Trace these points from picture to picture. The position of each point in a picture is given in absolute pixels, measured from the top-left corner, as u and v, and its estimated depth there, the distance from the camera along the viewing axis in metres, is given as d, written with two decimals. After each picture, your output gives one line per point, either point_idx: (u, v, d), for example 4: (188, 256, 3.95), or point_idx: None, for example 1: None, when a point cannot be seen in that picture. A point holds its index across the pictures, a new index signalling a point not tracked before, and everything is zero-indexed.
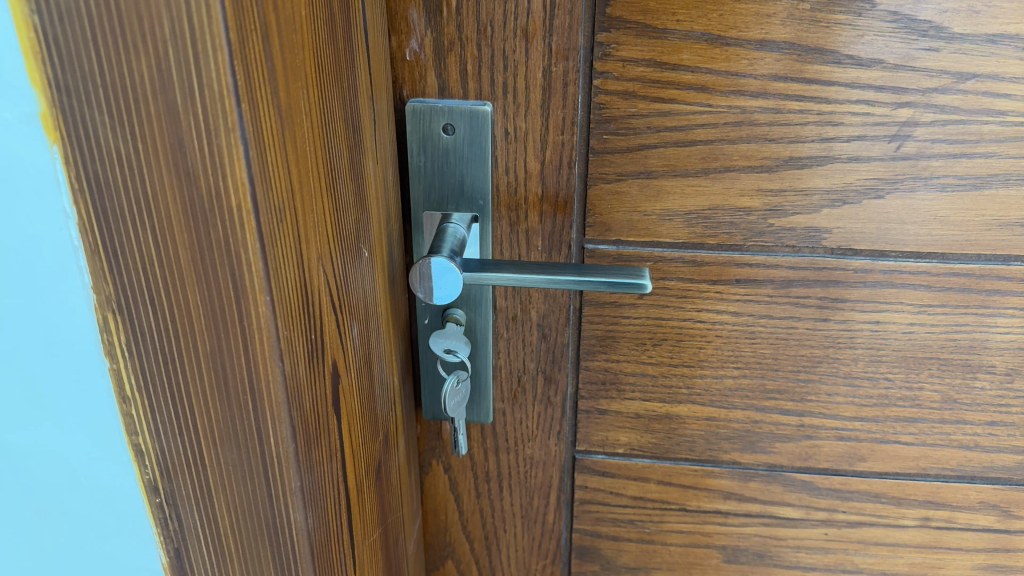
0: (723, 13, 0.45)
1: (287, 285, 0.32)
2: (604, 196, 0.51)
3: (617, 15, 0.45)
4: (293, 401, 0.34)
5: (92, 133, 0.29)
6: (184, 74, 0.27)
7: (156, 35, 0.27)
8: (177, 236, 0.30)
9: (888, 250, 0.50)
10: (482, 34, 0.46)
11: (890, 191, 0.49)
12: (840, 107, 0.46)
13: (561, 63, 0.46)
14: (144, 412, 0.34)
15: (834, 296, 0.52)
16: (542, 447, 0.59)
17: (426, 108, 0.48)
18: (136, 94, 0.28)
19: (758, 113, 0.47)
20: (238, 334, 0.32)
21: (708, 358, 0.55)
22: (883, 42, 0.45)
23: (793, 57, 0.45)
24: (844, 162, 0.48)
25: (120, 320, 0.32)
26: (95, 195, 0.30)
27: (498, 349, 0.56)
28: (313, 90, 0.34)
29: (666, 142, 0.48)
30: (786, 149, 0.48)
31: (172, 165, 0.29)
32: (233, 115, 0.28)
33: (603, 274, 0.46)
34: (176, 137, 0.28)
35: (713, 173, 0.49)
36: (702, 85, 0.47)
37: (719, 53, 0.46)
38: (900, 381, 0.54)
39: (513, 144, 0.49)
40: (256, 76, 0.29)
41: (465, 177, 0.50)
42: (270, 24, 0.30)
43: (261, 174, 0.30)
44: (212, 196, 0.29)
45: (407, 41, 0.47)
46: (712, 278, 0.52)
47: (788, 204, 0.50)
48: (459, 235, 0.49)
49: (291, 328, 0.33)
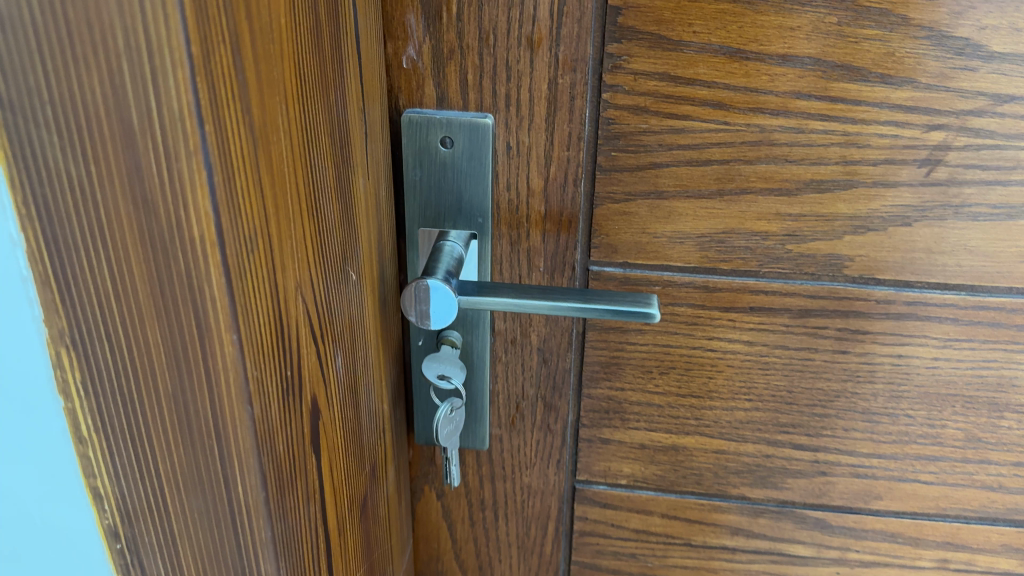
0: (743, 25, 0.42)
1: (258, 321, 0.30)
2: (610, 216, 0.48)
3: (629, 24, 0.42)
4: (265, 446, 0.31)
5: (39, 156, 0.25)
6: (140, 91, 0.24)
7: (109, 46, 0.24)
8: (135, 268, 0.27)
9: (913, 281, 0.47)
10: (484, 42, 0.43)
11: (918, 219, 0.45)
12: (867, 128, 0.43)
13: (568, 74, 0.43)
14: (102, 454, 0.31)
15: (853, 327, 0.49)
16: (541, 476, 0.56)
17: (423, 119, 0.45)
18: (86, 109, 0.25)
19: (779, 132, 0.44)
20: (202, 378, 0.29)
21: (719, 389, 0.52)
22: (916, 59, 0.41)
23: (818, 73, 0.42)
24: (870, 187, 0.45)
25: (75, 356, 0.29)
26: (46, 222, 0.27)
27: (495, 373, 0.53)
28: (293, 105, 0.31)
29: (679, 160, 0.45)
30: (807, 171, 0.45)
31: (129, 193, 0.26)
32: (194, 138, 0.25)
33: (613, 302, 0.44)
34: (133, 161, 0.25)
35: (728, 195, 0.46)
36: (719, 101, 0.43)
37: (738, 67, 0.42)
38: (921, 418, 0.51)
39: (514, 159, 0.46)
40: (222, 93, 0.26)
41: (463, 194, 0.47)
42: (243, 36, 0.27)
43: (228, 202, 0.27)
44: (171, 226, 0.26)
45: (404, 47, 0.44)
46: (725, 305, 0.49)
47: (808, 230, 0.46)
48: (458, 253, 0.46)
49: (262, 368, 0.30)
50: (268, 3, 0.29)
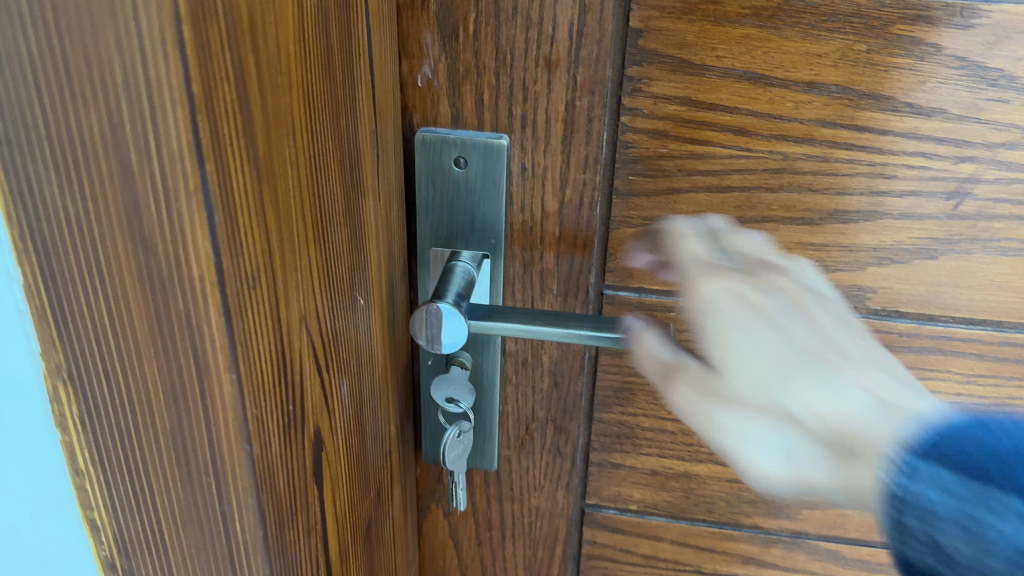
0: (769, 50, 0.40)
1: (260, 358, 0.29)
2: (627, 240, 0.46)
3: (650, 47, 0.41)
4: (264, 484, 0.30)
5: (36, 191, 0.25)
6: (139, 130, 0.23)
7: (106, 83, 0.23)
8: (134, 306, 0.26)
9: (938, 314, 0.46)
10: (501, 63, 0.42)
11: (945, 252, 0.44)
12: (894, 158, 0.42)
13: (586, 96, 0.42)
14: (100, 487, 0.30)
15: None
16: (549, 499, 0.55)
17: (437, 138, 0.44)
18: (84, 147, 0.24)
19: (802, 160, 0.43)
20: (201, 416, 0.28)
21: None
22: (947, 89, 0.40)
23: (845, 101, 0.41)
24: (895, 218, 0.43)
25: (72, 390, 0.28)
26: (43, 258, 0.26)
27: (505, 395, 0.52)
28: (301, 134, 0.30)
29: (698, 186, 0.44)
30: (831, 201, 0.43)
31: (128, 231, 0.25)
32: (194, 178, 0.24)
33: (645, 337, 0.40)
34: (131, 199, 0.24)
35: (749, 222, 0.45)
36: (741, 127, 0.42)
37: (762, 93, 0.41)
38: None
39: (530, 180, 0.45)
40: (225, 130, 0.25)
41: (477, 214, 0.46)
42: (248, 69, 0.26)
43: (229, 240, 0.26)
44: (170, 265, 0.25)
45: (419, 66, 0.43)
46: None
47: (830, 260, 0.45)
48: (467, 271, 0.46)
49: (263, 405, 0.29)
50: (275, 32, 0.27)
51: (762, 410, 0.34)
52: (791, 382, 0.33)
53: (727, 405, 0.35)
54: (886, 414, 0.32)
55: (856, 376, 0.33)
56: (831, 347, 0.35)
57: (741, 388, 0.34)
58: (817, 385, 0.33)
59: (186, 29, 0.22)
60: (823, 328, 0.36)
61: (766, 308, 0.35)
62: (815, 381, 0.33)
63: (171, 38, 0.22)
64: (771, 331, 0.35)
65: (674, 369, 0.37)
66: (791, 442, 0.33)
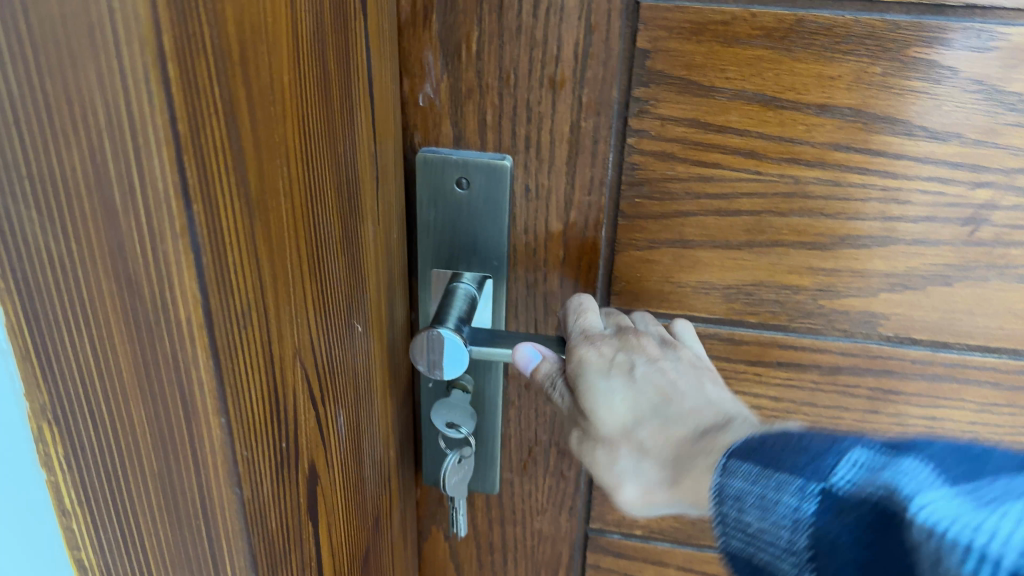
0: (780, 72, 0.39)
1: (250, 399, 0.28)
2: (633, 263, 0.45)
3: (658, 68, 0.40)
4: (255, 527, 0.29)
5: (18, 231, 0.24)
6: (123, 169, 0.22)
7: (88, 121, 0.22)
8: (119, 348, 0.25)
9: (952, 342, 0.44)
10: (504, 83, 0.41)
11: (960, 279, 0.43)
12: (908, 183, 0.41)
13: (591, 117, 0.41)
14: (88, 527, 0.30)
15: (886, 388, 0.46)
16: (552, 521, 0.54)
17: (438, 158, 0.43)
18: (66, 185, 0.23)
19: (814, 184, 0.41)
20: (188, 458, 0.27)
21: None
22: (964, 113, 0.39)
23: (857, 125, 0.40)
24: (909, 244, 0.42)
25: (57, 432, 0.27)
26: (26, 297, 0.25)
27: (508, 417, 0.51)
28: (296, 166, 0.30)
29: (706, 210, 0.43)
30: (843, 226, 0.42)
31: (112, 272, 0.24)
32: (181, 219, 0.23)
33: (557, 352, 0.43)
34: (115, 240, 0.23)
35: (758, 247, 0.44)
36: (751, 150, 0.41)
37: (773, 116, 0.40)
38: None
39: (534, 202, 0.44)
40: (214, 168, 0.24)
41: (478, 236, 0.45)
42: (239, 103, 0.25)
43: (217, 280, 0.25)
44: (156, 307, 0.24)
45: (420, 85, 0.42)
46: (751, 358, 0.47)
47: (842, 285, 0.44)
48: (468, 292, 0.45)
49: (254, 446, 0.28)
50: (269, 62, 0.26)
51: (621, 446, 0.39)
52: (636, 419, 0.38)
53: (598, 447, 0.40)
54: (689, 438, 0.35)
55: (684, 412, 0.37)
56: (670, 386, 0.39)
57: (606, 431, 0.39)
58: (653, 416, 0.38)
59: (170, 65, 0.21)
60: (661, 368, 0.40)
61: (624, 359, 0.40)
62: (652, 414, 0.38)
63: (155, 76, 0.21)
64: (624, 384, 0.39)
65: (573, 417, 0.42)
66: (642, 469, 0.38)
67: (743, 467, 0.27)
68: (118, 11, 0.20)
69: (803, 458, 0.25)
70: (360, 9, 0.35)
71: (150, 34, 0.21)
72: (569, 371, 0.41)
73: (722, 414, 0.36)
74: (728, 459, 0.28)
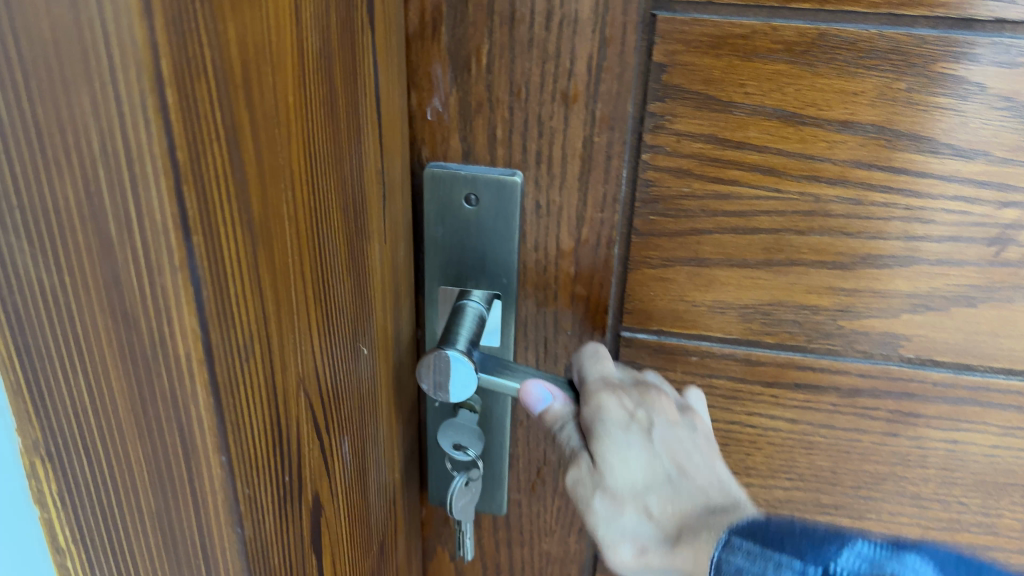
0: (801, 87, 0.38)
1: (251, 435, 0.26)
2: (646, 281, 0.44)
3: (674, 82, 0.39)
4: (257, 567, 0.28)
5: (8, 262, 0.22)
6: (119, 199, 0.21)
7: (81, 149, 0.21)
8: (115, 384, 0.24)
9: (975, 364, 0.43)
10: (515, 97, 0.40)
11: (984, 300, 0.41)
12: (932, 202, 0.39)
13: (605, 133, 0.40)
14: (82, 566, 0.28)
15: (906, 410, 0.45)
16: (560, 543, 0.53)
17: (447, 174, 0.42)
18: (59, 216, 0.22)
19: (835, 202, 0.40)
20: (187, 498, 0.26)
21: (757, 467, 0.48)
22: (991, 131, 0.37)
23: (880, 142, 0.38)
24: (932, 264, 0.41)
25: (51, 469, 0.26)
26: (18, 331, 0.24)
27: (516, 437, 0.50)
28: (301, 190, 0.28)
29: (723, 228, 0.42)
30: (864, 245, 0.41)
31: (107, 306, 0.23)
32: (180, 252, 0.22)
33: (568, 396, 0.41)
34: (110, 272, 0.22)
35: (776, 266, 0.42)
36: (770, 167, 0.40)
37: (793, 132, 0.39)
38: (975, 507, 0.47)
39: (545, 218, 0.43)
40: (216, 197, 0.22)
41: (488, 253, 0.44)
42: (243, 128, 0.24)
43: (219, 314, 0.23)
44: (153, 343, 0.23)
45: (428, 98, 0.41)
46: (768, 379, 0.45)
47: (862, 306, 0.43)
48: (477, 312, 0.43)
49: (256, 483, 0.27)
50: (273, 83, 0.25)
51: (623, 505, 0.38)
52: (647, 482, 0.38)
53: (597, 491, 0.39)
54: (703, 513, 0.37)
55: (698, 488, 0.38)
56: (683, 455, 0.39)
57: (611, 485, 0.38)
58: (665, 483, 0.38)
59: (170, 91, 0.20)
60: (676, 432, 0.40)
61: (643, 415, 0.40)
62: (666, 482, 0.38)
63: (153, 103, 0.20)
64: (644, 444, 0.39)
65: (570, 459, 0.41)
66: (643, 532, 0.38)
67: (745, 544, 0.31)
68: (113, 34, 0.19)
69: (806, 542, 0.30)
70: (368, 23, 0.34)
71: (147, 60, 0.19)
72: (586, 416, 0.40)
73: (724, 492, 0.38)
74: (731, 535, 0.32)
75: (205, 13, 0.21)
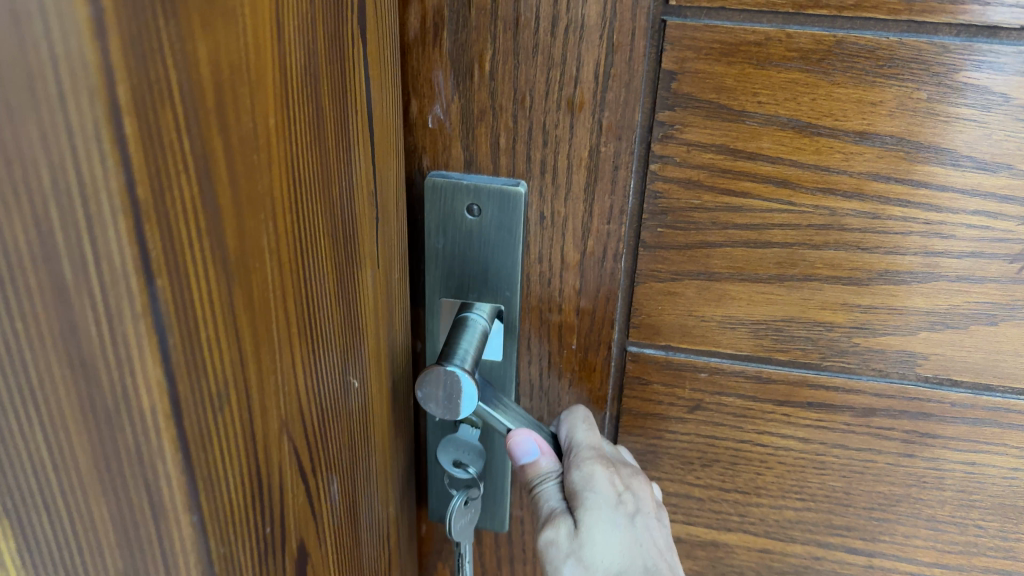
0: (816, 97, 0.36)
1: (226, 493, 0.25)
2: (654, 296, 0.42)
3: (684, 90, 0.37)
4: None
5: None
6: (74, 242, 0.20)
7: (32, 186, 0.19)
8: (75, 436, 0.22)
9: (995, 384, 0.41)
10: (520, 105, 0.38)
11: (1005, 318, 0.40)
12: (952, 216, 0.38)
13: (612, 142, 0.38)
14: None
15: (922, 431, 0.43)
16: None
17: (448, 183, 0.41)
18: (7, 259, 0.20)
19: (851, 216, 0.39)
20: (156, 559, 0.24)
21: (767, 487, 0.47)
22: (1015, 143, 0.36)
23: (899, 154, 0.37)
24: (951, 281, 0.39)
25: (8, 525, 0.24)
26: None
27: None
28: (285, 217, 0.27)
29: (734, 241, 0.40)
30: (881, 261, 0.39)
31: (65, 356, 0.21)
32: (142, 297, 0.20)
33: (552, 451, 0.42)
34: (67, 319, 0.21)
35: (789, 281, 0.41)
36: (784, 179, 0.38)
37: (808, 143, 0.37)
38: (994, 531, 0.45)
39: (549, 229, 0.42)
40: (183, 236, 0.21)
41: (490, 265, 0.42)
42: (216, 155, 0.22)
43: (186, 360, 0.22)
44: (115, 395, 0.22)
45: (430, 105, 0.39)
46: (780, 398, 0.44)
47: (878, 323, 0.41)
48: (482, 327, 0.42)
49: (231, 542, 0.26)
50: (252, 105, 0.24)
51: None
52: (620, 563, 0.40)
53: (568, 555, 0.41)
54: None
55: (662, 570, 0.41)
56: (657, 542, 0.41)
57: (584, 556, 0.40)
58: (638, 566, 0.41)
59: (127, 120, 0.19)
60: (655, 523, 0.42)
61: (631, 498, 0.41)
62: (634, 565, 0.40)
63: (109, 133, 0.18)
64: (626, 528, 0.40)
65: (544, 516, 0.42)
66: None
67: None
68: (61, 60, 0.18)
69: None
70: (361, 36, 0.33)
71: (101, 88, 0.18)
72: (574, 483, 0.41)
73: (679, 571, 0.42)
74: None
75: (171, 36, 0.20)
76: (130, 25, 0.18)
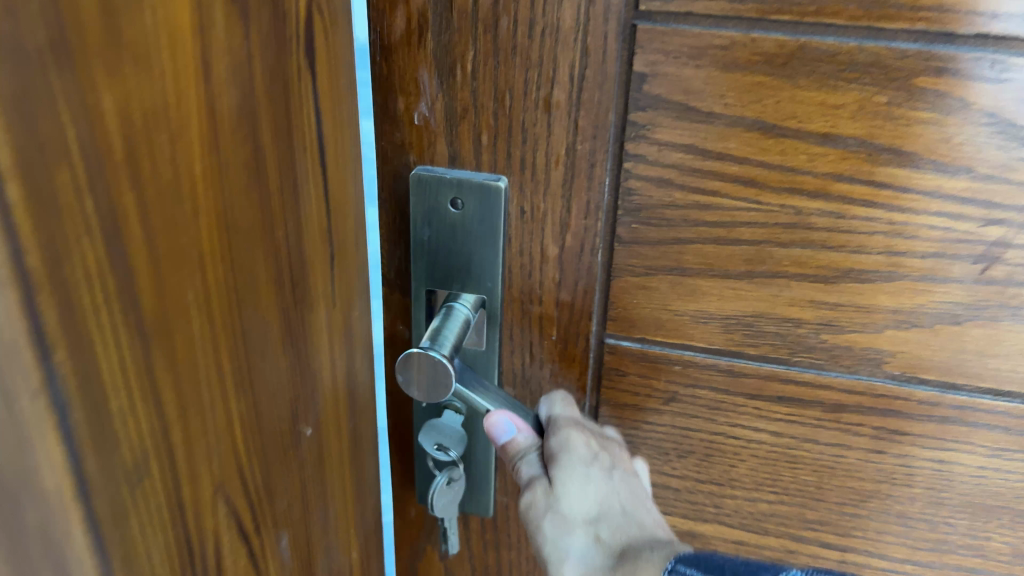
0: (781, 99, 0.38)
1: (140, 544, 0.26)
2: (629, 290, 0.44)
3: (655, 92, 0.39)
4: None
5: None
6: None
7: None
8: None
9: (961, 383, 0.42)
10: (500, 104, 0.40)
11: (970, 319, 0.41)
12: (915, 218, 0.39)
13: (587, 141, 0.40)
14: None
15: (891, 428, 0.44)
16: None
17: (433, 178, 0.43)
18: None
19: (817, 215, 0.40)
20: None
21: (741, 479, 0.48)
22: (975, 147, 0.37)
23: (862, 156, 0.38)
24: (916, 280, 0.40)
25: None
26: None
27: None
28: (216, 264, 0.29)
29: (705, 238, 0.42)
30: (847, 259, 0.41)
31: None
32: (38, 371, 0.21)
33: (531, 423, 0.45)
34: None
35: (758, 278, 0.42)
36: (752, 178, 0.40)
37: (774, 144, 0.39)
38: (963, 529, 0.46)
39: (529, 223, 0.43)
40: (84, 304, 0.22)
41: (473, 257, 0.44)
42: (127, 218, 0.24)
43: (88, 426, 0.23)
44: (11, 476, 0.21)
45: (415, 103, 0.41)
46: (751, 392, 0.45)
47: (845, 320, 0.42)
48: (465, 316, 0.44)
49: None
50: (173, 160, 0.26)
51: (575, 530, 0.42)
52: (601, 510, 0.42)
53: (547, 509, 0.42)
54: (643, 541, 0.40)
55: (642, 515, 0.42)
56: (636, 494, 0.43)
57: (564, 507, 0.42)
58: (617, 510, 0.42)
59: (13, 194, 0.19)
60: (632, 480, 0.44)
61: (606, 456, 0.44)
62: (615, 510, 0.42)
63: None
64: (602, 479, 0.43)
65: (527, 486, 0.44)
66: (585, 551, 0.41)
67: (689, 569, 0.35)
68: None
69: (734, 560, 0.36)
70: (310, 77, 0.35)
71: None
72: (551, 445, 0.43)
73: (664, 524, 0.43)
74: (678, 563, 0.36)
75: (70, 102, 0.21)
76: (14, 101, 0.19)
